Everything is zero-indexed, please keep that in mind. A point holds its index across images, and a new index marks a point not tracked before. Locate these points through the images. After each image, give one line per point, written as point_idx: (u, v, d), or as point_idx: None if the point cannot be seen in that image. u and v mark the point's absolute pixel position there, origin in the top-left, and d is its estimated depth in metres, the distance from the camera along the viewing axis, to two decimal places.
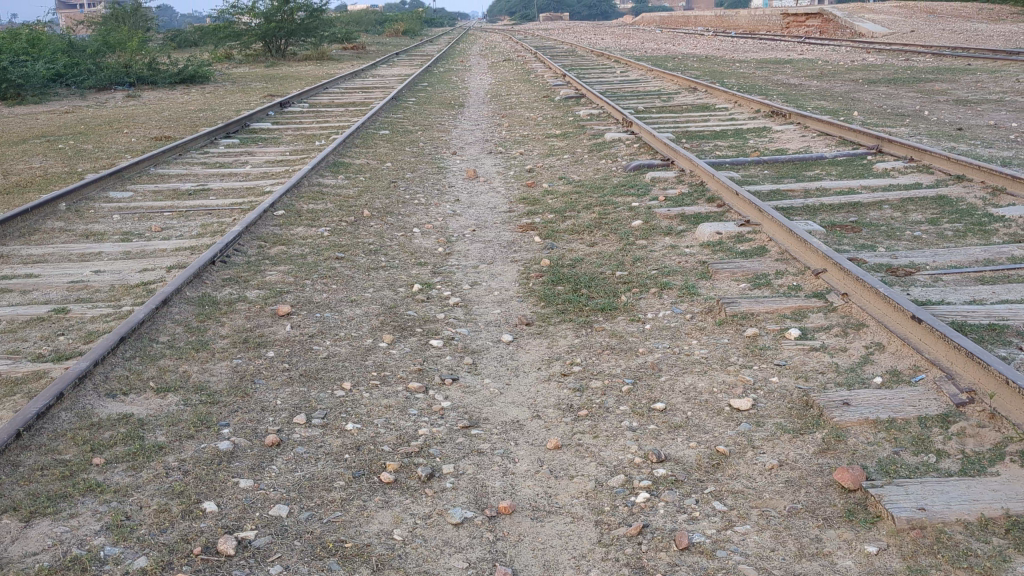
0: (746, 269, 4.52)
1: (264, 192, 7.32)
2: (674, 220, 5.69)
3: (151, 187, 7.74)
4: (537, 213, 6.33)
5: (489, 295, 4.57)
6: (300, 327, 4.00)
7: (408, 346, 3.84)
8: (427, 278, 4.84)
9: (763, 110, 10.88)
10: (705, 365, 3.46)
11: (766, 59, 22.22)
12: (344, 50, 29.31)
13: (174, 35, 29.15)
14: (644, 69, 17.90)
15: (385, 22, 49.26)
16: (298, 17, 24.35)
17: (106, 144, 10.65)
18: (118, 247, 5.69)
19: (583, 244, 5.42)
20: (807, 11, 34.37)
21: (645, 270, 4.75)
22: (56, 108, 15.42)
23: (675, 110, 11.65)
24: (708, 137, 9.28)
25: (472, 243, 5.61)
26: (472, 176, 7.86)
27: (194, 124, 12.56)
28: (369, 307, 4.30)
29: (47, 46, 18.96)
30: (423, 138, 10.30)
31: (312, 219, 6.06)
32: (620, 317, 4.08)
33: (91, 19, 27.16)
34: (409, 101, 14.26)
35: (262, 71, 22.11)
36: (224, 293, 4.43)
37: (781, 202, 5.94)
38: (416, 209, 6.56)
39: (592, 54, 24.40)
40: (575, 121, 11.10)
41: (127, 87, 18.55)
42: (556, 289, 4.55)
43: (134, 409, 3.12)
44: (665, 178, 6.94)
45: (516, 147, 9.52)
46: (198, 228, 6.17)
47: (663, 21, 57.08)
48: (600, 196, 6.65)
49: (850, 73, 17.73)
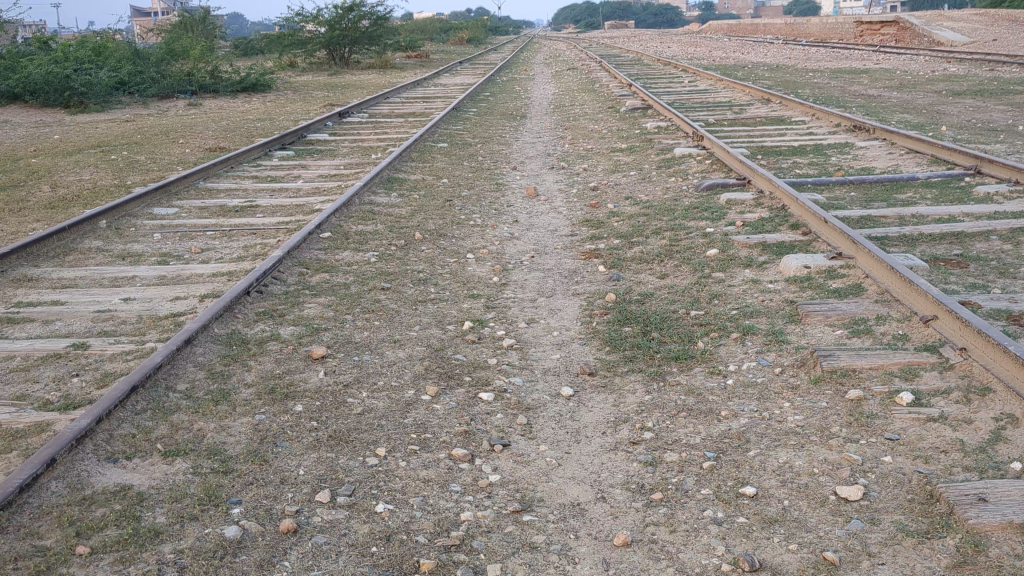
0: (841, 312, 3.97)
1: (312, 211, 6.93)
2: (754, 250, 5.15)
3: (198, 203, 7.41)
4: (602, 238, 5.83)
5: (548, 336, 4.08)
6: (335, 373, 3.56)
7: (454, 399, 3.37)
8: (480, 313, 4.38)
9: (844, 124, 10.24)
10: (800, 438, 2.94)
11: (841, 69, 21.39)
12: (408, 57, 29.12)
13: (241, 43, 29.23)
14: (714, 79, 17.30)
15: (450, 30, 49.08)
16: (362, 26, 24.21)
17: (160, 155, 10.40)
18: (154, 271, 5.34)
19: (652, 275, 4.91)
20: (884, 18, 33.25)
21: (724, 310, 4.22)
22: (118, 116, 15.33)
23: (748, 123, 11.07)
24: (786, 153, 8.69)
25: (530, 272, 5.13)
26: (533, 195, 7.38)
27: (251, 134, 12.31)
28: (414, 349, 3.85)
29: (113, 54, 18.98)
30: (483, 151, 9.87)
31: (360, 242, 5.65)
32: (698, 369, 3.56)
33: (160, 28, 27.31)
34: (471, 111, 13.87)
35: (325, 80, 21.98)
36: (256, 330, 4.02)
37: (874, 231, 5.36)
38: (471, 232, 6.11)
39: (658, 63, 23.81)
40: (642, 134, 10.57)
41: (189, 96, 18.45)
42: (623, 330, 4.05)
43: (136, 479, 2.71)
44: (742, 199, 6.39)
45: (579, 162, 9.04)
46: (240, 251, 5.79)
47: (731, 30, 56.08)
48: (671, 219, 6.13)
49: (932, 84, 16.89)
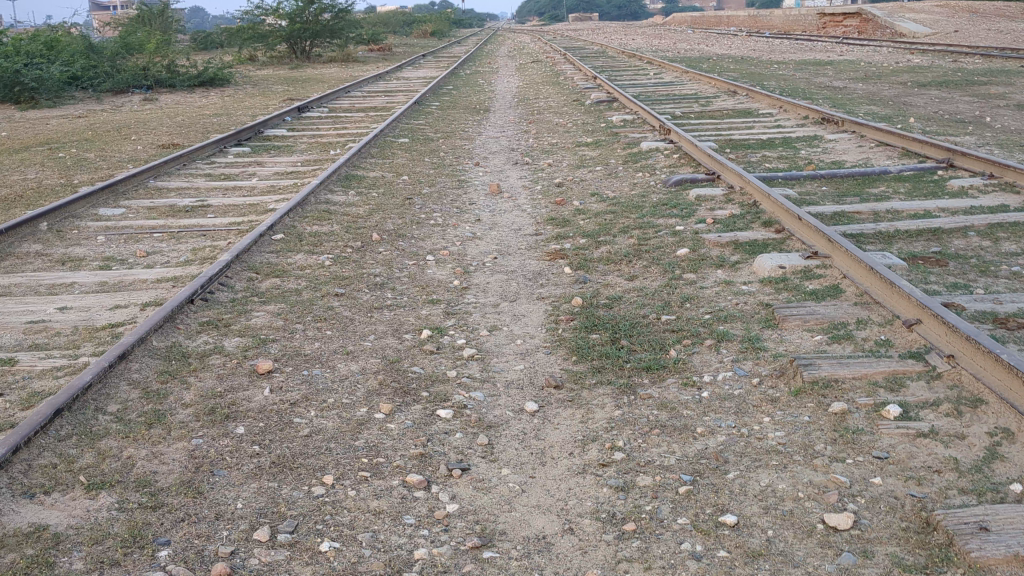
0: (819, 316, 3.77)
1: (266, 211, 6.64)
2: (726, 249, 4.95)
3: (147, 203, 7.09)
4: (567, 237, 5.60)
5: (512, 344, 3.85)
6: (282, 390, 3.30)
7: (410, 418, 3.13)
8: (439, 321, 4.14)
9: (812, 117, 10.09)
10: (782, 458, 2.73)
11: (805, 61, 21.32)
12: (371, 52, 28.74)
13: (199, 37, 28.64)
14: (680, 71, 17.15)
15: (413, 23, 48.58)
16: (323, 19, 23.80)
17: (110, 152, 10.03)
18: (95, 277, 5.03)
19: (621, 277, 4.69)
20: (846, 10, 33.25)
21: (697, 315, 4.01)
22: (69, 112, 14.86)
23: (715, 116, 10.90)
24: (755, 147, 8.51)
25: (493, 275, 4.90)
26: (496, 192, 7.14)
27: (207, 130, 11.94)
28: (368, 361, 3.60)
29: (65, 48, 18.45)
30: (445, 146, 9.62)
31: (314, 245, 5.38)
32: (670, 380, 3.34)
33: (116, 21, 26.68)
34: (433, 105, 13.59)
35: (284, 74, 21.54)
36: (198, 342, 3.74)
37: (848, 227, 5.17)
38: (431, 232, 5.86)
39: (623, 55, 23.65)
40: (608, 128, 10.36)
41: (145, 91, 17.98)
42: (590, 338, 3.82)
43: (53, 517, 2.43)
44: (712, 195, 6.19)
45: (544, 157, 8.81)
46: (187, 254, 5.50)
47: (694, 23, 55.97)
48: (639, 216, 5.92)
49: (896, 75, 16.83)
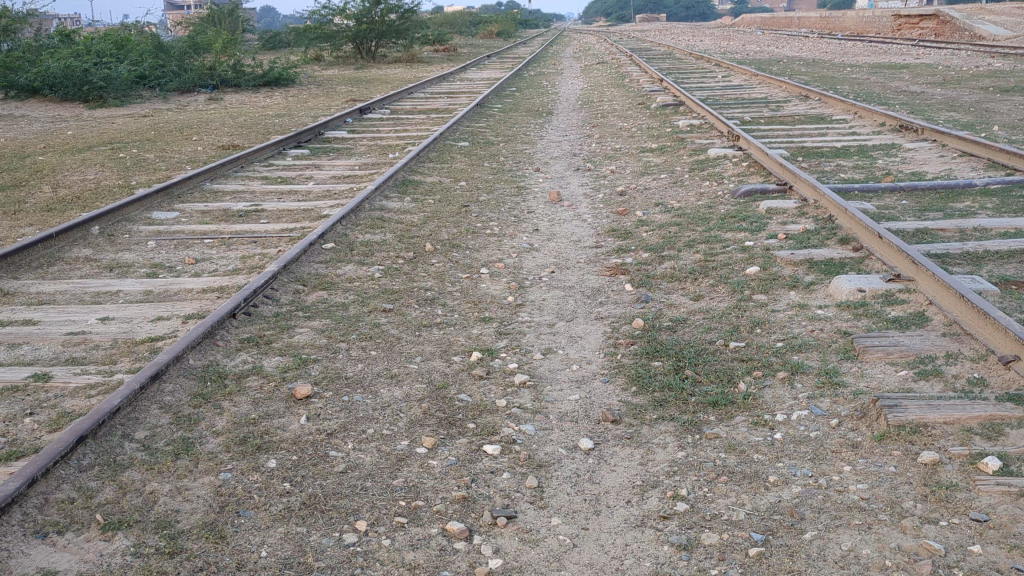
0: (903, 349, 3.45)
1: (320, 217, 6.49)
2: (799, 268, 4.63)
3: (201, 206, 6.99)
4: (629, 251, 5.33)
5: (567, 370, 3.59)
6: (320, 417, 3.09)
7: (455, 453, 2.89)
8: (490, 342, 3.90)
9: (889, 124, 9.64)
10: (866, 517, 2.44)
11: (879, 64, 20.62)
12: (435, 52, 28.67)
13: (267, 36, 28.88)
14: (749, 74, 16.70)
15: (479, 24, 48.50)
16: (389, 20, 23.77)
17: (170, 153, 10.00)
18: (141, 286, 4.90)
19: (685, 296, 4.40)
20: (922, 12, 32.20)
21: (769, 342, 3.71)
22: (135, 111, 14.97)
23: (786, 121, 10.50)
24: (828, 155, 8.13)
25: (549, 291, 4.65)
26: (555, 200, 6.89)
27: (268, 131, 11.90)
28: (413, 387, 3.38)
29: (135, 48, 18.65)
30: (505, 151, 9.40)
31: (365, 255, 5.19)
32: (739, 418, 3.06)
33: (187, 20, 26.98)
34: (495, 107, 13.39)
35: (349, 74, 21.53)
36: (236, 361, 3.56)
37: (932, 246, 4.81)
38: (488, 242, 5.63)
39: (691, 58, 23.21)
40: (674, 133, 10.04)
41: (210, 90, 18.07)
42: (652, 365, 3.55)
43: (64, 561, 2.25)
44: (784, 208, 5.85)
45: (607, 163, 8.53)
46: (236, 262, 5.35)
47: (765, 23, 55.07)
48: (706, 229, 5.62)
49: (975, 80, 16.15)
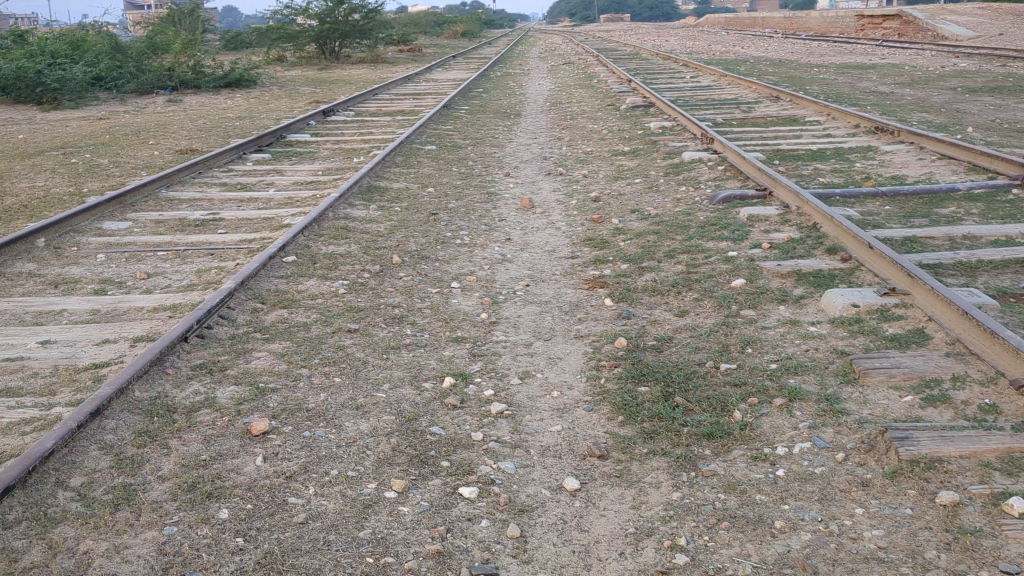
0: (906, 371, 3.23)
1: (281, 227, 6.19)
2: (787, 280, 4.41)
3: (155, 215, 6.67)
4: (607, 262, 5.08)
5: (547, 397, 3.33)
6: (280, 458, 2.81)
7: (429, 497, 2.62)
8: (464, 365, 3.63)
9: (863, 126, 9.48)
10: (885, 570, 2.21)
11: (846, 64, 20.55)
12: (400, 52, 28.32)
13: (229, 36, 28.37)
14: (718, 74, 16.55)
15: (444, 24, 48.12)
16: (353, 19, 23.41)
17: (125, 158, 9.63)
18: (89, 304, 4.58)
19: (669, 312, 4.16)
20: (886, 12, 32.31)
21: (762, 364, 3.47)
22: (91, 113, 14.52)
23: (759, 123, 10.33)
24: (805, 158, 7.94)
25: (525, 306, 4.39)
26: (527, 207, 6.64)
27: (228, 134, 11.54)
28: (381, 419, 3.10)
29: (91, 49, 18.15)
30: (473, 154, 9.13)
31: (328, 268, 4.91)
32: (737, 452, 2.82)
33: (146, 20, 26.38)
34: (462, 109, 13.11)
35: (312, 75, 21.14)
36: (187, 392, 3.26)
37: (923, 256, 4.61)
38: (458, 253, 5.36)
39: (658, 58, 23.06)
40: (645, 136, 9.82)
41: (169, 92, 17.61)
42: (639, 391, 3.30)
43: None
44: (766, 215, 5.64)
45: (579, 167, 8.29)
46: (191, 277, 5.03)
47: (729, 23, 55.28)
48: (686, 237, 5.39)
49: (942, 80, 16.09)
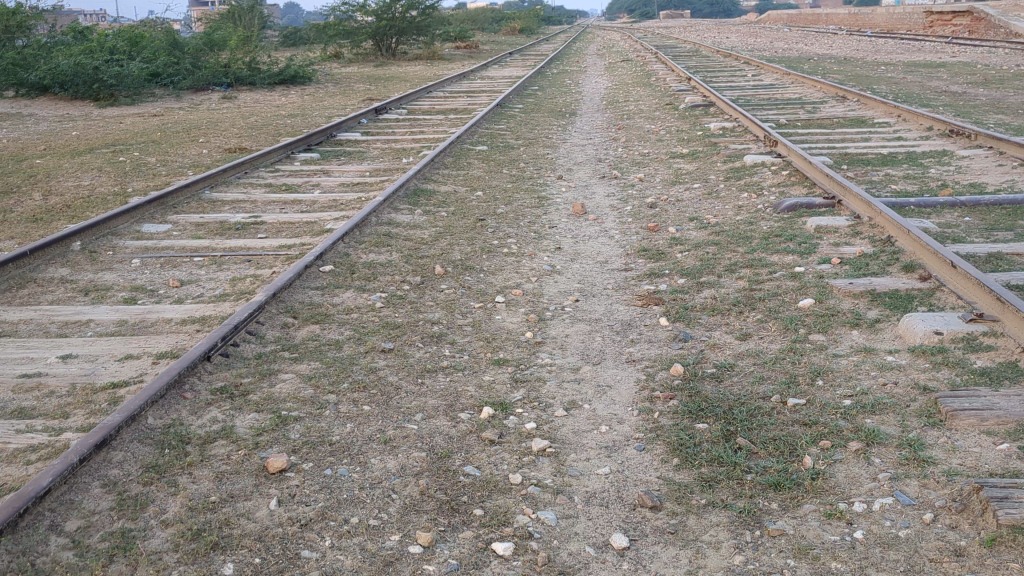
0: (1001, 415, 2.86)
1: (323, 231, 5.96)
2: (860, 301, 4.04)
3: (196, 218, 6.49)
4: (662, 276, 4.75)
5: (594, 433, 3.02)
6: (296, 501, 2.54)
7: (458, 554, 2.34)
8: (504, 392, 3.34)
9: (936, 129, 8.98)
10: None
11: (914, 62, 19.81)
12: (456, 49, 28.10)
13: (288, 32, 28.44)
14: (781, 73, 16.05)
15: (501, 20, 47.78)
16: (409, 16, 23.25)
17: (173, 157, 9.51)
18: (117, 315, 4.38)
19: (730, 335, 3.82)
20: (955, 8, 31.32)
21: (834, 399, 3.13)
22: (146, 110, 14.51)
23: (825, 124, 9.88)
24: (875, 163, 7.51)
25: (573, 325, 4.08)
26: (579, 213, 6.32)
27: (278, 132, 11.39)
28: (410, 456, 2.82)
29: (149, 44, 18.19)
30: (526, 155, 8.84)
31: (367, 278, 4.65)
32: (808, 508, 2.49)
33: (206, 16, 26.50)
34: (517, 107, 12.81)
35: (368, 72, 21.01)
36: (204, 420, 3.01)
37: (1011, 276, 4.20)
38: (505, 263, 5.07)
39: (719, 54, 22.53)
40: (705, 137, 9.44)
41: (225, 88, 17.54)
42: (697, 428, 2.98)
43: None
44: (835, 227, 5.25)
45: (634, 170, 7.95)
46: (225, 285, 4.82)
47: (791, 20, 54.21)
48: (749, 250, 5.03)
49: (1018, 80, 15.37)
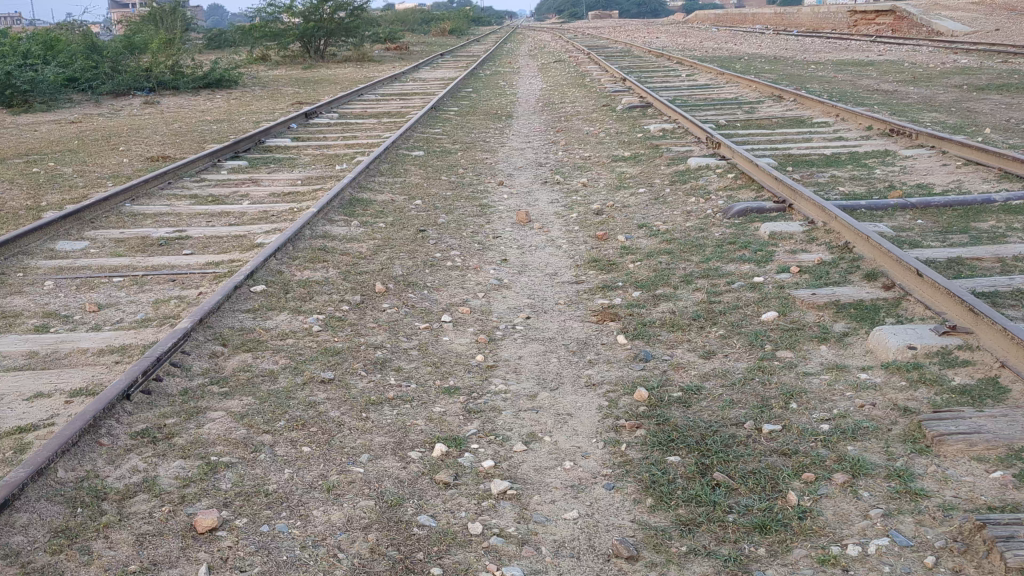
0: (990, 439, 2.67)
1: (253, 246, 5.62)
2: (825, 313, 3.85)
3: (115, 233, 6.09)
4: (616, 288, 4.52)
5: (558, 470, 2.77)
6: (228, 569, 2.24)
7: None
8: (456, 425, 3.07)
9: (876, 128, 8.94)
10: None
11: (844, 61, 20.00)
12: (387, 51, 27.74)
13: (214, 35, 27.77)
14: (715, 73, 16.02)
15: (431, 20, 47.43)
16: (338, 17, 22.80)
17: (91, 167, 9.03)
18: (27, 346, 4.01)
19: (693, 353, 3.60)
20: (879, 7, 31.92)
21: (811, 425, 2.91)
22: (64, 117, 13.89)
23: (765, 125, 9.80)
24: (820, 165, 7.39)
25: (526, 346, 3.83)
26: (523, 222, 6.07)
27: (204, 139, 10.95)
28: (356, 506, 2.54)
29: (65, 48, 17.49)
30: (464, 160, 8.57)
31: (303, 298, 4.34)
32: (799, 554, 2.27)
33: (127, 19, 25.69)
34: (452, 111, 12.53)
35: (296, 75, 20.52)
36: (123, 471, 2.69)
37: (975, 282, 4.05)
38: (449, 278, 4.80)
39: (651, 54, 22.53)
40: (646, 139, 9.28)
41: (147, 93, 16.90)
42: (670, 462, 2.74)
43: None
44: (790, 232, 5.09)
45: (577, 175, 7.74)
46: (147, 309, 4.47)
47: (718, 19, 54.91)
48: (703, 258, 4.84)
49: (946, 78, 15.55)
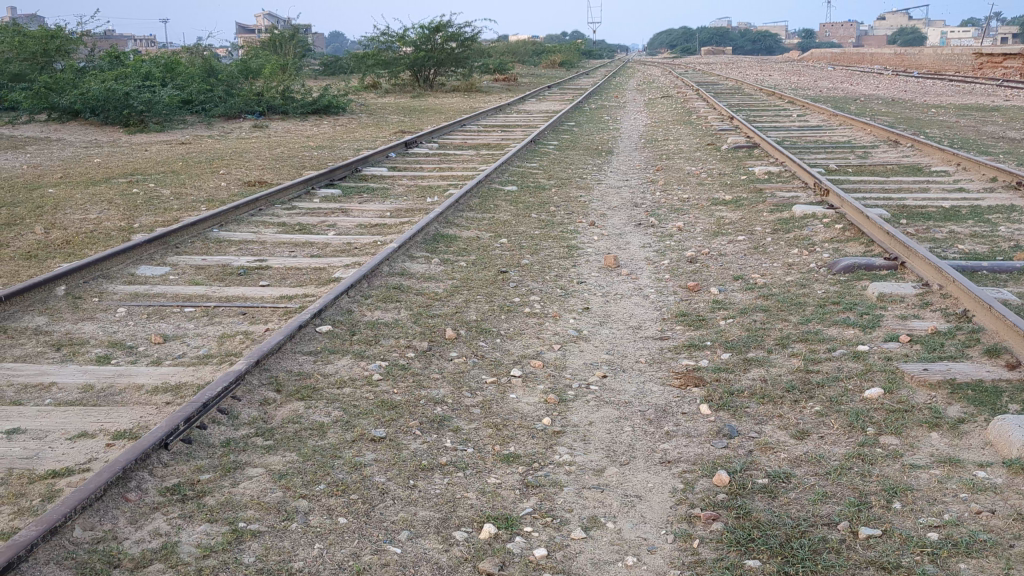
0: None
1: (330, 280, 5.45)
2: (938, 393, 3.43)
3: (198, 260, 6.02)
4: (703, 348, 4.17)
5: (619, 566, 2.45)
6: None
7: None
8: (510, 502, 2.77)
9: (1001, 180, 8.33)
10: None
11: (967, 105, 19.11)
12: (495, 81, 27.87)
13: (328, 61, 28.35)
14: (828, 114, 15.44)
15: (543, 53, 47.62)
16: (448, 48, 22.94)
17: (189, 189, 9.10)
18: (85, 377, 3.89)
19: (784, 432, 3.23)
20: (1007, 50, 30.61)
21: (915, 532, 2.52)
22: (174, 137, 14.20)
23: (877, 172, 9.27)
24: (937, 218, 6.88)
25: (599, 409, 3.51)
26: (610, 267, 5.76)
27: (302, 165, 10.99)
28: None
29: (184, 70, 17.97)
30: (557, 197, 8.32)
31: (369, 342, 4.12)
32: None
33: (246, 44, 26.42)
34: (552, 144, 12.32)
35: (403, 103, 20.70)
36: (143, 536, 2.47)
37: None
38: (525, 327, 4.52)
39: (762, 92, 21.99)
40: (749, 182, 8.87)
41: (257, 117, 17.19)
42: (746, 569, 2.39)
43: None
44: (901, 295, 4.65)
45: (673, 217, 7.39)
46: (211, 344, 4.32)
47: (835, 58, 53.67)
48: (803, 320, 4.44)
49: None
